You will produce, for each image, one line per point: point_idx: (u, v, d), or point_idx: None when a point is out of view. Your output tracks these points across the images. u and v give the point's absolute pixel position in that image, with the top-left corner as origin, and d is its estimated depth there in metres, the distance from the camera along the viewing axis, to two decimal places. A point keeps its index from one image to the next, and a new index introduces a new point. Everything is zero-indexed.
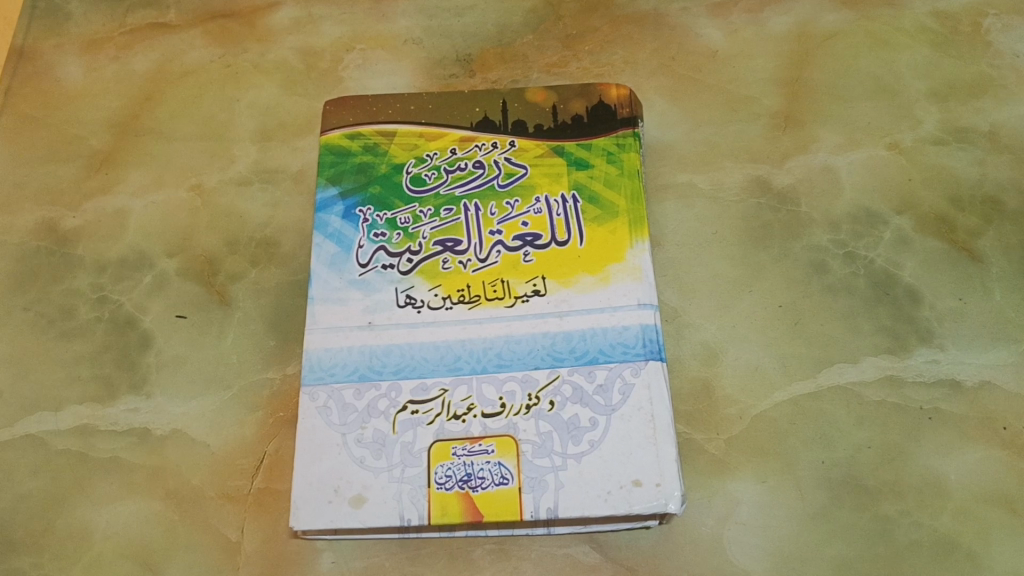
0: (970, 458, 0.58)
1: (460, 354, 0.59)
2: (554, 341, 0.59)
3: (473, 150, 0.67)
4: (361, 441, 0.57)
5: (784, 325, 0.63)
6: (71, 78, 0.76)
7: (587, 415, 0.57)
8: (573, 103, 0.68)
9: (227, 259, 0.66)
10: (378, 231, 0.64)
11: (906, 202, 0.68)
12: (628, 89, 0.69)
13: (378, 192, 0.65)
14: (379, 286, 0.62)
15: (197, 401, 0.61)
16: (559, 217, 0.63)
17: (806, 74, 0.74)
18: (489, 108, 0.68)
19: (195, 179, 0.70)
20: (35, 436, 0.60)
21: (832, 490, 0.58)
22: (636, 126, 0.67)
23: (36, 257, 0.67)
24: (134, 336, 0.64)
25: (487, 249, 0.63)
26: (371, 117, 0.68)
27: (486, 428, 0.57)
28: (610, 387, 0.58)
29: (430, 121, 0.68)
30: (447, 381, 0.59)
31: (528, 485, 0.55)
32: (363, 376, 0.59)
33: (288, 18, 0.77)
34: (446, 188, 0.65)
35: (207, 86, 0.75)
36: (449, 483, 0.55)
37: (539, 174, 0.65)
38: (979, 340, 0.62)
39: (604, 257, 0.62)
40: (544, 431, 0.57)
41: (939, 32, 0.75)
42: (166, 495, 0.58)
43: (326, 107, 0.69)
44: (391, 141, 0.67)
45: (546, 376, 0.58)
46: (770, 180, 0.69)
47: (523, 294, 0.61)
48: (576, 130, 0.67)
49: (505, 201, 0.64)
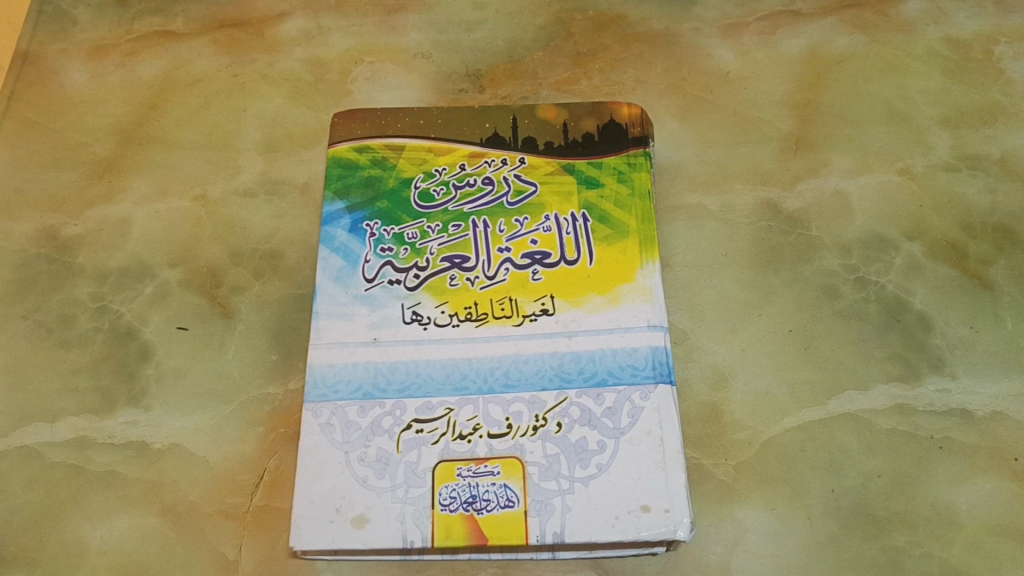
0: (981, 489, 0.58)
1: (467, 373, 0.58)
2: (562, 362, 0.58)
3: (482, 166, 0.66)
4: (364, 459, 0.56)
5: (794, 349, 0.62)
6: (76, 83, 0.75)
7: (596, 438, 0.56)
8: (584, 121, 0.67)
9: (230, 271, 0.65)
10: (385, 246, 0.63)
11: (917, 228, 0.67)
12: (639, 108, 0.68)
13: (386, 207, 0.65)
14: (385, 301, 0.61)
15: (197, 415, 0.60)
16: (569, 235, 0.63)
17: (818, 98, 0.73)
18: (499, 124, 0.68)
19: (200, 189, 0.69)
20: (29, 447, 0.59)
21: (843, 519, 0.57)
22: (647, 145, 0.66)
23: (36, 265, 0.66)
24: (134, 347, 0.63)
25: (496, 266, 0.62)
26: (380, 131, 0.67)
27: (491, 449, 0.56)
28: (619, 410, 0.57)
29: (440, 136, 0.67)
30: (453, 400, 0.58)
31: (535, 508, 0.54)
32: (368, 394, 0.58)
33: (297, 29, 0.77)
34: (454, 205, 0.65)
35: (213, 95, 0.74)
36: (454, 504, 0.54)
37: (549, 191, 0.65)
38: (990, 368, 0.61)
39: (615, 277, 0.61)
40: (551, 453, 0.56)
41: (950, 59, 0.75)
42: (163, 510, 0.57)
43: (335, 119, 0.68)
44: (400, 156, 0.67)
45: (554, 397, 0.57)
46: (781, 203, 0.68)
47: (532, 312, 0.60)
48: (586, 148, 0.66)
49: (514, 218, 0.64)
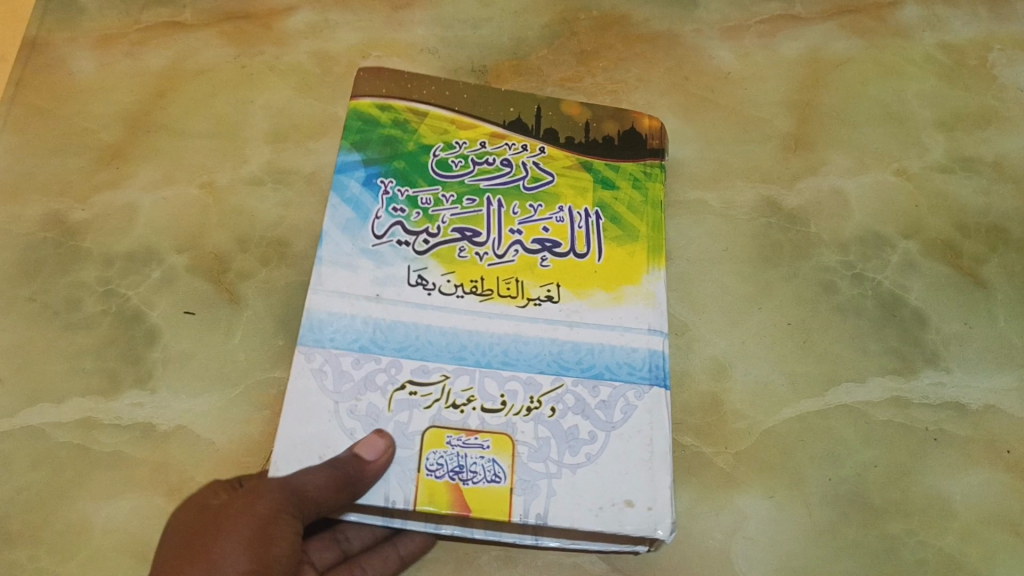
0: (975, 480, 0.59)
1: (467, 343, 0.58)
2: (561, 350, 0.59)
3: (502, 147, 0.67)
4: (353, 413, 0.56)
5: (793, 343, 0.63)
6: (83, 71, 0.75)
7: (587, 428, 0.57)
8: (606, 124, 0.69)
9: (237, 258, 0.66)
10: (397, 206, 0.63)
11: (914, 227, 0.68)
12: (660, 121, 0.70)
13: (402, 167, 0.65)
14: (391, 260, 0.61)
15: (204, 398, 0.61)
16: (581, 229, 0.64)
17: (817, 100, 0.75)
18: (523, 110, 0.68)
19: (207, 177, 0.70)
20: (35, 427, 0.59)
21: (840, 507, 0.58)
22: (663, 158, 0.68)
23: (42, 248, 0.66)
24: (140, 330, 0.63)
25: (506, 246, 0.63)
26: (404, 92, 0.68)
27: (483, 422, 0.56)
28: (613, 404, 0.58)
29: (463, 109, 0.68)
30: (450, 368, 0.58)
31: (520, 487, 0.54)
32: (365, 347, 0.58)
33: (304, 23, 0.78)
34: (471, 179, 0.65)
35: (220, 85, 0.74)
36: (441, 471, 0.54)
37: (565, 184, 0.66)
38: (983, 364, 0.63)
39: (620, 277, 0.62)
40: (542, 436, 0.56)
41: (945, 64, 0.77)
42: (169, 491, 0.58)
43: (360, 73, 0.68)
44: (422, 121, 0.67)
45: (550, 382, 0.58)
46: (780, 201, 0.70)
47: (537, 297, 0.61)
48: (605, 149, 0.68)
49: (529, 203, 0.65)
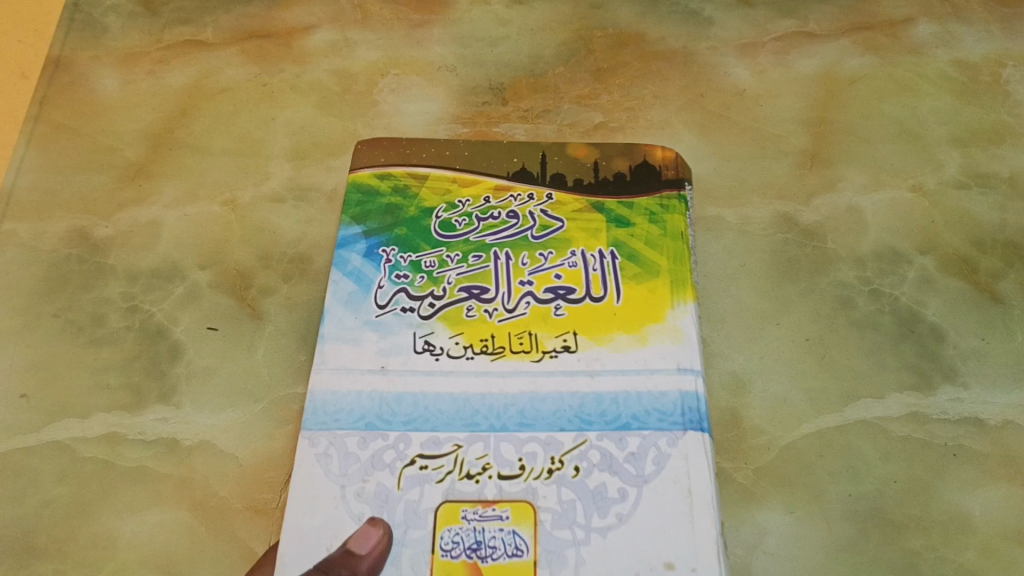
0: (994, 496, 0.59)
1: (478, 409, 0.57)
2: (582, 403, 0.57)
3: (507, 200, 0.66)
4: (361, 495, 0.54)
5: (811, 359, 0.64)
6: (106, 89, 0.77)
7: (616, 485, 0.54)
8: (616, 161, 0.67)
9: (259, 274, 0.67)
10: (400, 273, 0.62)
11: (930, 243, 0.69)
12: (674, 151, 0.68)
13: (404, 233, 0.64)
14: (396, 329, 0.60)
15: (227, 413, 0.61)
16: (596, 272, 0.62)
17: (832, 116, 0.75)
18: (527, 160, 0.67)
19: (229, 194, 0.71)
20: (61, 442, 0.60)
21: (860, 522, 0.58)
22: (681, 188, 0.65)
23: (68, 264, 0.68)
24: (164, 345, 0.64)
25: (517, 299, 0.61)
26: (404, 158, 0.67)
27: (501, 491, 0.54)
28: (643, 456, 0.55)
29: (464, 168, 0.67)
30: (461, 437, 0.56)
31: (545, 559, 0.51)
32: (370, 424, 0.56)
33: (324, 41, 0.79)
34: (477, 236, 0.64)
35: (242, 103, 0.76)
36: (457, 550, 0.52)
37: (576, 228, 0.64)
38: (1001, 379, 0.63)
39: (642, 317, 0.59)
40: (567, 499, 0.53)
41: (960, 80, 0.77)
42: (193, 506, 0.58)
43: (358, 147, 0.68)
44: (423, 185, 0.66)
45: (572, 439, 0.55)
46: (797, 217, 0.70)
47: (553, 348, 0.59)
48: (617, 187, 0.65)
49: (538, 251, 0.63)
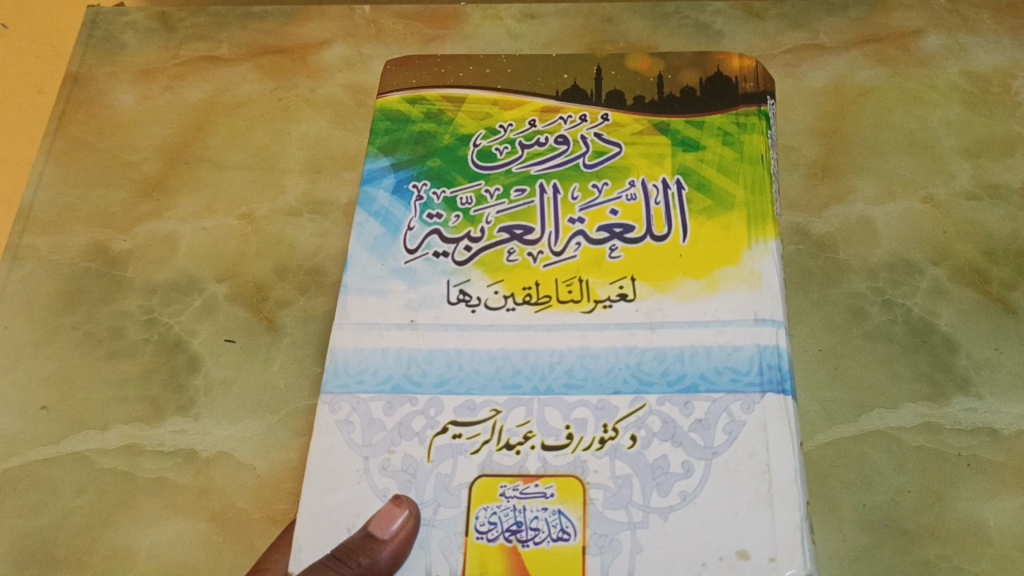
0: (1009, 505, 0.59)
1: (519, 368, 0.52)
2: (641, 360, 0.52)
3: (557, 122, 0.61)
4: (385, 470, 0.50)
5: (824, 369, 0.64)
6: (124, 105, 0.78)
7: (680, 458, 0.49)
8: (684, 74, 0.62)
9: (276, 286, 0.67)
10: (433, 212, 0.58)
11: (941, 254, 0.69)
12: (752, 61, 0.63)
13: (438, 165, 0.60)
14: (428, 278, 0.56)
15: (245, 424, 0.62)
16: (658, 206, 0.57)
17: (843, 128, 0.76)
18: (578, 76, 0.63)
19: (246, 208, 0.71)
20: (80, 453, 0.61)
21: (875, 532, 0.58)
22: (759, 103, 0.60)
23: (87, 278, 0.69)
24: (182, 357, 0.65)
25: (564, 241, 0.56)
26: (438, 81, 0.63)
27: (544, 464, 0.49)
28: (713, 424, 0.49)
29: (507, 88, 0.63)
30: (500, 400, 0.51)
31: (596, 545, 0.47)
32: (397, 387, 0.52)
33: (338, 56, 0.79)
34: (520, 165, 0.60)
35: (258, 118, 0.76)
36: (492, 532, 0.48)
37: (636, 153, 0.59)
38: (1015, 389, 0.63)
39: (711, 260, 0.54)
40: (622, 475, 0.49)
41: (970, 92, 0.78)
42: (211, 516, 0.58)
43: (388, 68, 0.65)
44: (459, 109, 0.62)
45: (629, 404, 0.50)
46: (809, 228, 0.70)
47: (606, 297, 0.54)
48: (685, 106, 0.61)
49: (591, 183, 0.58)
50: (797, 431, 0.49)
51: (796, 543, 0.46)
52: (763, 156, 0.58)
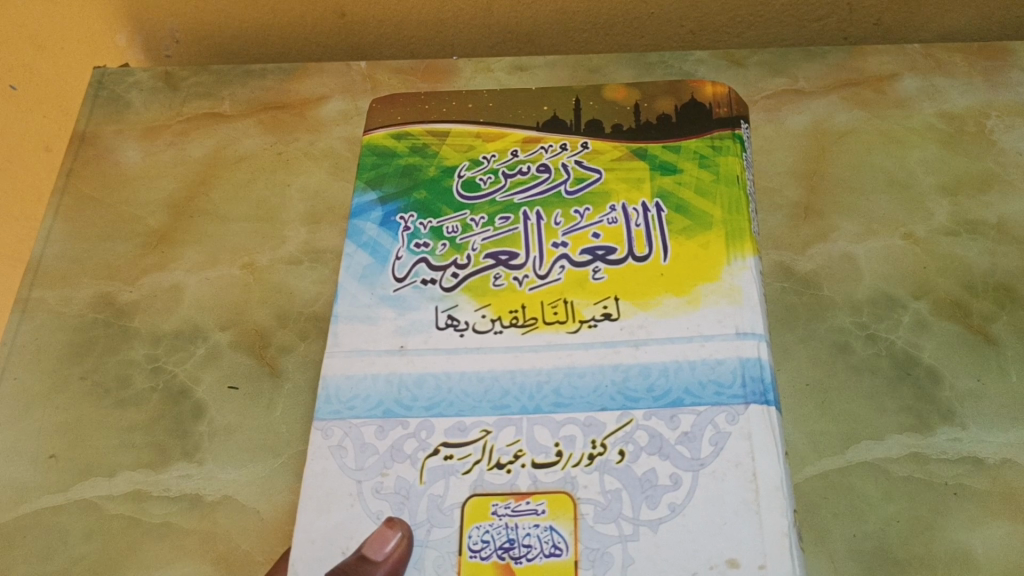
0: (996, 533, 0.60)
1: (508, 390, 0.59)
2: (626, 378, 0.58)
3: (538, 152, 0.70)
4: (380, 492, 0.56)
5: (811, 402, 0.66)
6: (130, 161, 0.81)
7: (668, 472, 0.55)
8: (659, 102, 0.71)
9: (277, 333, 0.69)
10: (420, 242, 0.66)
11: (923, 288, 0.71)
12: (723, 87, 0.71)
13: (424, 196, 0.68)
14: (416, 305, 0.63)
15: (248, 469, 0.63)
16: (639, 228, 0.65)
17: (823, 169, 0.79)
18: (558, 107, 0.72)
19: (248, 258, 0.74)
20: (88, 499, 0.63)
21: (865, 561, 0.60)
22: (731, 128, 0.69)
23: (94, 329, 0.71)
24: (187, 405, 0.66)
25: (549, 265, 0.63)
26: (422, 116, 0.72)
27: (535, 481, 0.56)
28: (699, 436, 0.56)
29: (488, 121, 0.72)
30: (491, 421, 0.58)
31: (588, 559, 0.53)
32: (389, 411, 0.59)
33: (336, 110, 0.82)
34: (505, 194, 0.68)
35: (259, 171, 0.79)
36: (486, 551, 0.54)
37: (616, 178, 0.67)
38: (997, 419, 0.65)
39: (693, 277, 0.62)
40: (612, 489, 0.55)
41: (946, 132, 0.80)
42: (217, 559, 0.60)
43: (375, 105, 0.73)
44: (444, 142, 0.71)
45: (616, 420, 0.57)
46: (792, 267, 0.73)
47: (591, 317, 0.61)
48: (661, 131, 0.69)
49: (573, 209, 0.66)
50: (780, 441, 0.55)
51: (785, 548, 0.52)
52: (738, 176, 0.66)
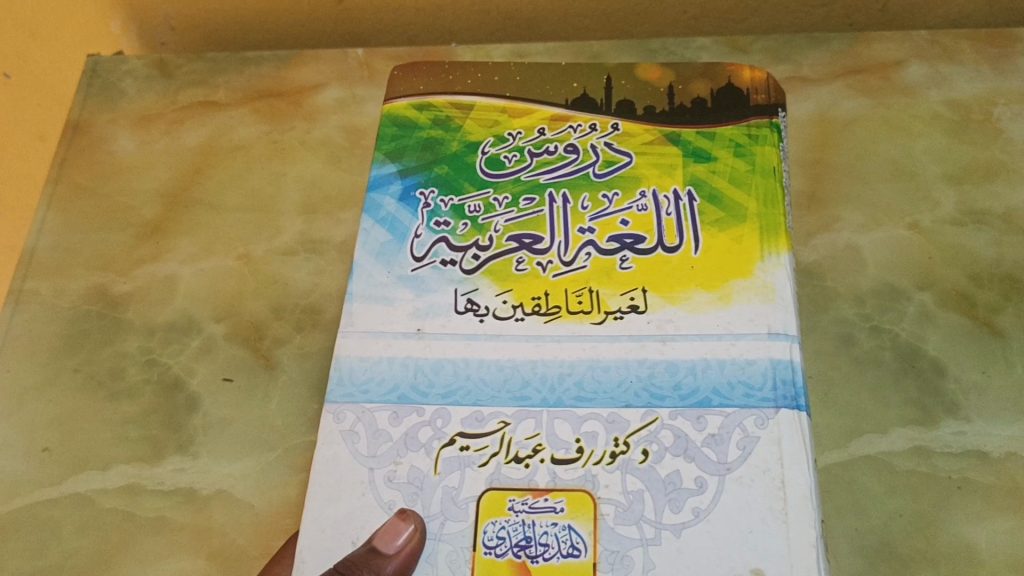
0: (1000, 528, 0.59)
1: (528, 381, 0.58)
2: (652, 374, 0.57)
3: (566, 131, 0.69)
4: (392, 480, 0.56)
5: (815, 396, 0.65)
6: (125, 151, 0.80)
7: (693, 474, 0.54)
8: (694, 85, 0.69)
9: (272, 324, 0.69)
10: (441, 220, 0.65)
11: (928, 279, 0.70)
12: (764, 72, 0.70)
13: (445, 172, 0.67)
14: (435, 287, 0.62)
15: (243, 462, 0.63)
16: (670, 217, 0.63)
17: (826, 158, 0.77)
18: (588, 84, 0.70)
19: (243, 248, 0.73)
20: (81, 493, 0.62)
21: (868, 557, 0.59)
22: (768, 116, 0.67)
23: (88, 320, 0.70)
24: (181, 397, 0.66)
25: (575, 250, 0.63)
26: (446, 88, 0.71)
27: (554, 478, 0.55)
28: (727, 439, 0.55)
29: (514, 95, 0.71)
30: (510, 412, 0.57)
31: (608, 562, 0.52)
32: (403, 397, 0.58)
33: (333, 98, 0.81)
34: (529, 174, 0.67)
35: (255, 160, 0.78)
36: (502, 548, 0.53)
37: (647, 163, 0.66)
38: (1003, 412, 0.64)
39: (726, 272, 0.60)
40: (635, 490, 0.54)
41: (952, 120, 0.79)
42: (211, 554, 0.59)
43: (398, 75, 0.72)
44: (467, 116, 0.70)
45: (640, 419, 0.56)
46: (795, 257, 0.72)
47: (617, 308, 0.60)
48: (695, 116, 0.68)
49: (602, 192, 0.65)
50: (812, 448, 0.54)
51: (812, 560, 0.51)
52: (775, 168, 0.65)
